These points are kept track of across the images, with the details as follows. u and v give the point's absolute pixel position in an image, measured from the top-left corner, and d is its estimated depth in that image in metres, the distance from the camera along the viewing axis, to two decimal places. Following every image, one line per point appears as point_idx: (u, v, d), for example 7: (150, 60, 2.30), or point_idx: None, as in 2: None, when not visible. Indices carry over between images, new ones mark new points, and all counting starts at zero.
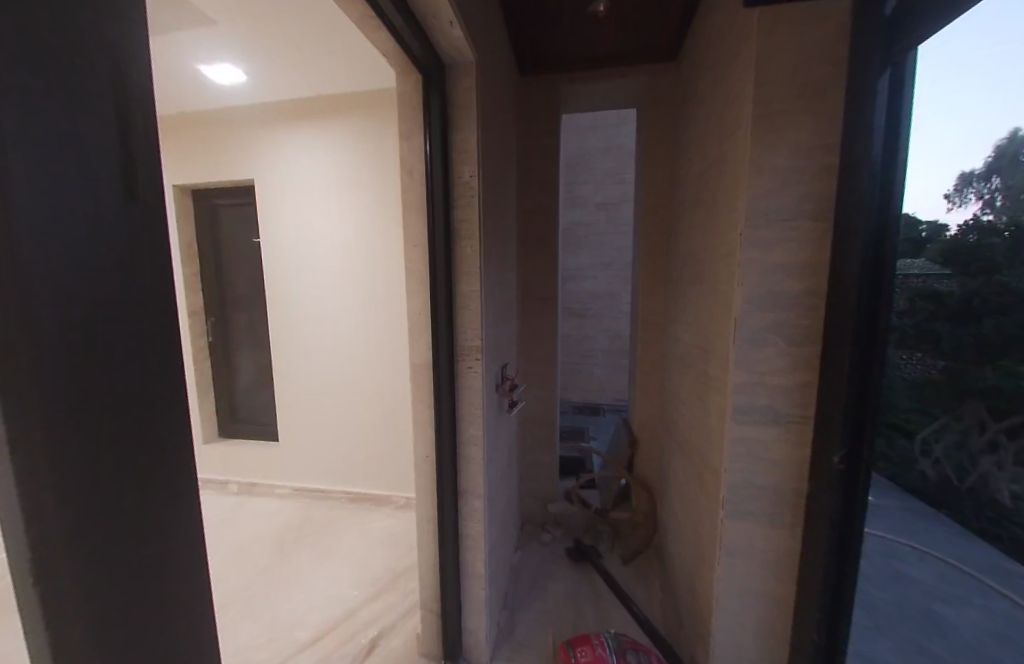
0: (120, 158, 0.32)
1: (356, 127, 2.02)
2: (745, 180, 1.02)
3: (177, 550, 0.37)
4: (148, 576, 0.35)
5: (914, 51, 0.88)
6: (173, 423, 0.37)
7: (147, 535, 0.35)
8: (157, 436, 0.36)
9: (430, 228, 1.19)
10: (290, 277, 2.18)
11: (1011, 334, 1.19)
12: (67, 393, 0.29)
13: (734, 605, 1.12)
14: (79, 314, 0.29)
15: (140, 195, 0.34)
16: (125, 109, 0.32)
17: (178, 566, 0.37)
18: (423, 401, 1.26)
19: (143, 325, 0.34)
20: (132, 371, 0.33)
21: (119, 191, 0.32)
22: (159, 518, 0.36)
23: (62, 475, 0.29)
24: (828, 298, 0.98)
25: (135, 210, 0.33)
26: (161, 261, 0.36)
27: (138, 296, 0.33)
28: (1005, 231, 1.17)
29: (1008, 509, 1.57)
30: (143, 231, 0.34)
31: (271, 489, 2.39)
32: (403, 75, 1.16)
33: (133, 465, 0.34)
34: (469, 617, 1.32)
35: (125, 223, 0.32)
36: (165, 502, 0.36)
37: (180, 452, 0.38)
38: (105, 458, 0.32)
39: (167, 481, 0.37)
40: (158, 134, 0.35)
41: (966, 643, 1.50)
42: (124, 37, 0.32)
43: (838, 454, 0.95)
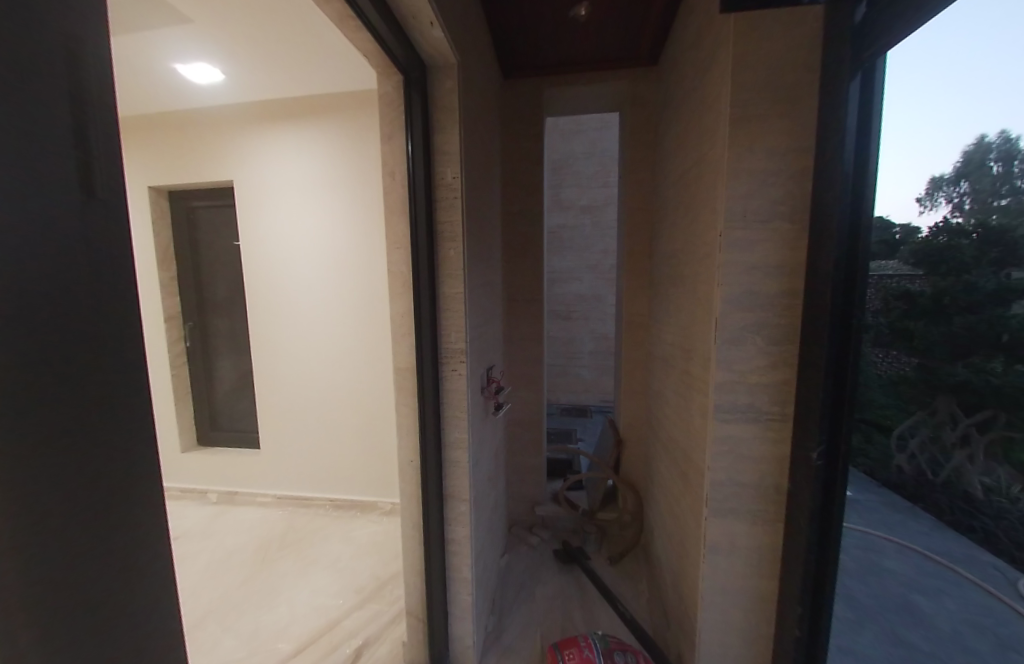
0: (76, 154, 0.30)
1: (338, 128, 2.00)
2: (724, 182, 1.04)
3: (144, 555, 0.36)
4: (113, 588, 0.33)
5: (882, 57, 0.91)
6: (136, 428, 0.35)
7: (110, 544, 0.33)
8: (121, 441, 0.34)
9: (412, 229, 1.18)
10: (271, 281, 2.14)
11: (976, 331, 1.25)
12: (28, 399, 0.27)
13: (719, 603, 1.13)
14: (39, 313, 0.28)
15: (98, 193, 0.32)
16: (85, 105, 0.30)
17: (144, 572, 0.36)
18: (406, 406, 1.24)
19: (93, 327, 0.32)
20: (90, 375, 0.32)
21: (76, 188, 0.30)
22: (121, 525, 0.34)
23: (25, 485, 0.27)
24: (805, 297, 1.00)
25: (93, 208, 0.32)
26: (124, 258, 0.34)
27: (88, 296, 0.32)
28: (973, 232, 1.22)
29: (979, 500, 1.68)
30: (102, 229, 0.33)
31: (253, 497, 2.33)
32: (383, 76, 1.14)
33: (95, 471, 0.32)
34: (455, 622, 1.30)
35: (80, 221, 0.31)
36: (127, 509, 0.35)
37: (144, 456, 0.36)
38: (65, 467, 0.30)
39: (130, 487, 0.35)
40: (119, 131, 0.33)
41: (943, 633, 1.53)
42: (80, 29, 0.31)
43: (816, 449, 0.97)
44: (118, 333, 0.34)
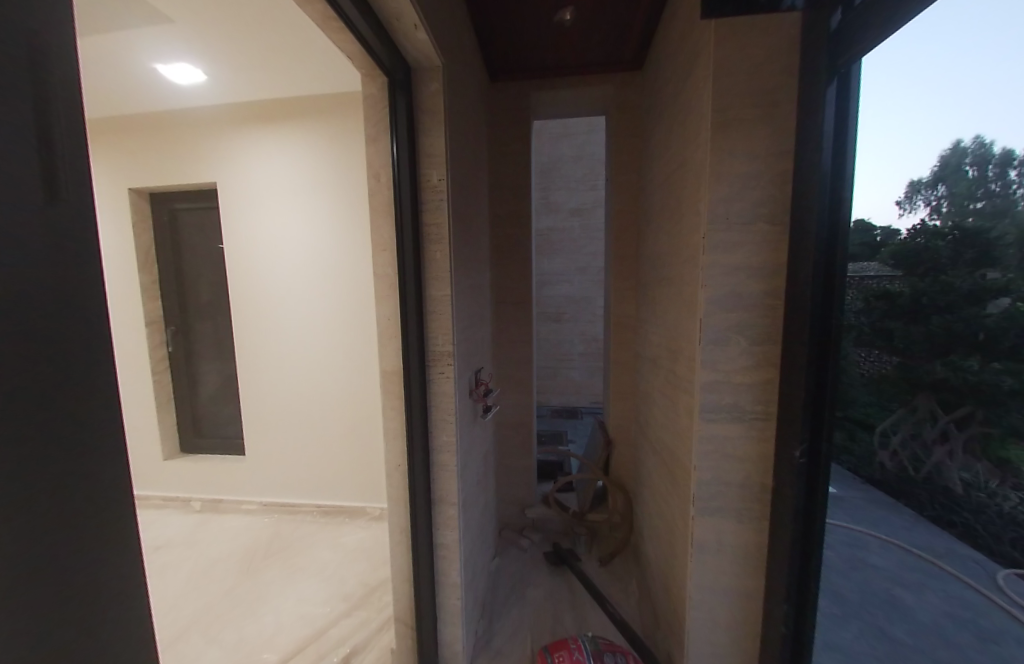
0: (38, 155, 0.29)
1: (323, 130, 1.98)
2: (707, 185, 1.05)
3: (113, 570, 0.34)
4: (83, 607, 0.32)
5: (858, 64, 0.93)
6: (104, 438, 0.34)
7: (79, 559, 0.32)
8: (90, 453, 0.33)
9: (398, 231, 1.17)
10: (255, 283, 2.11)
11: (945, 332, 1.62)
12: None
13: (706, 602, 1.13)
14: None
15: (63, 196, 0.31)
16: (48, 102, 0.29)
17: (111, 588, 0.34)
18: (393, 410, 1.23)
19: (63, 333, 0.31)
20: (58, 384, 0.31)
21: (38, 191, 0.29)
22: (91, 539, 0.33)
23: None
24: (787, 298, 1.02)
25: (58, 212, 0.31)
26: (87, 259, 0.33)
27: (56, 300, 0.30)
28: (947, 235, 1.52)
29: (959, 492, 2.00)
30: (66, 234, 0.32)
31: (238, 505, 2.28)
32: (368, 79, 1.14)
33: (62, 483, 0.31)
34: (444, 628, 1.29)
35: (44, 224, 0.30)
36: (96, 522, 0.33)
37: (113, 468, 0.35)
38: (29, 480, 0.29)
39: (100, 499, 0.34)
40: (84, 131, 0.32)
41: (925, 627, 1.56)
42: (42, 25, 0.29)
43: (799, 448, 0.98)
44: (80, 338, 0.32)
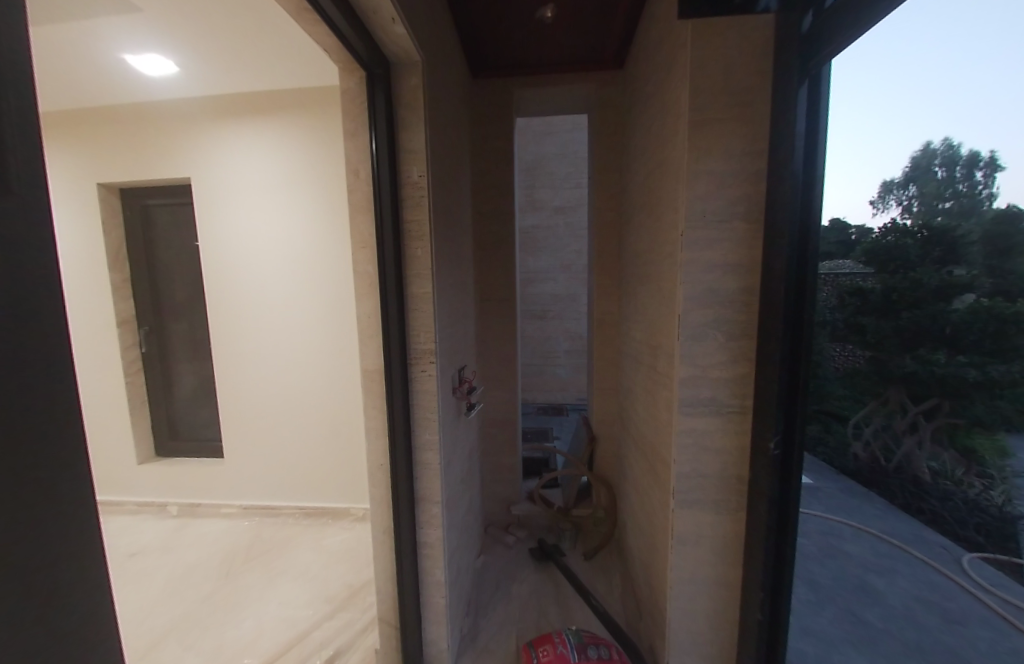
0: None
1: (300, 125, 1.94)
2: (684, 184, 1.07)
3: (78, 589, 0.32)
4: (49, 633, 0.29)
5: (828, 65, 0.96)
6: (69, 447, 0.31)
7: (43, 579, 0.29)
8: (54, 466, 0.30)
9: (377, 228, 1.15)
10: (232, 282, 2.06)
11: (966, 334, 2.21)
12: None
13: (687, 592, 1.15)
14: None
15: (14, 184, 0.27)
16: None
17: (79, 608, 0.32)
18: (375, 408, 1.22)
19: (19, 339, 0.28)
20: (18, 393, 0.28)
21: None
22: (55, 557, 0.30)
23: None
24: (761, 293, 1.05)
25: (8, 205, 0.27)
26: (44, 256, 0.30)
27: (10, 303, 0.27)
28: (916, 233, 2.24)
29: (926, 482, 2.46)
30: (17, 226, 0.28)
31: (218, 508, 2.23)
32: (346, 73, 1.12)
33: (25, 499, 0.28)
34: (429, 626, 1.29)
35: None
36: (64, 536, 0.31)
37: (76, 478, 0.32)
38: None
39: (63, 513, 0.31)
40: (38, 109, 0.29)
41: (896, 610, 1.62)
42: None
43: (773, 439, 1.01)
44: (40, 342, 0.29)
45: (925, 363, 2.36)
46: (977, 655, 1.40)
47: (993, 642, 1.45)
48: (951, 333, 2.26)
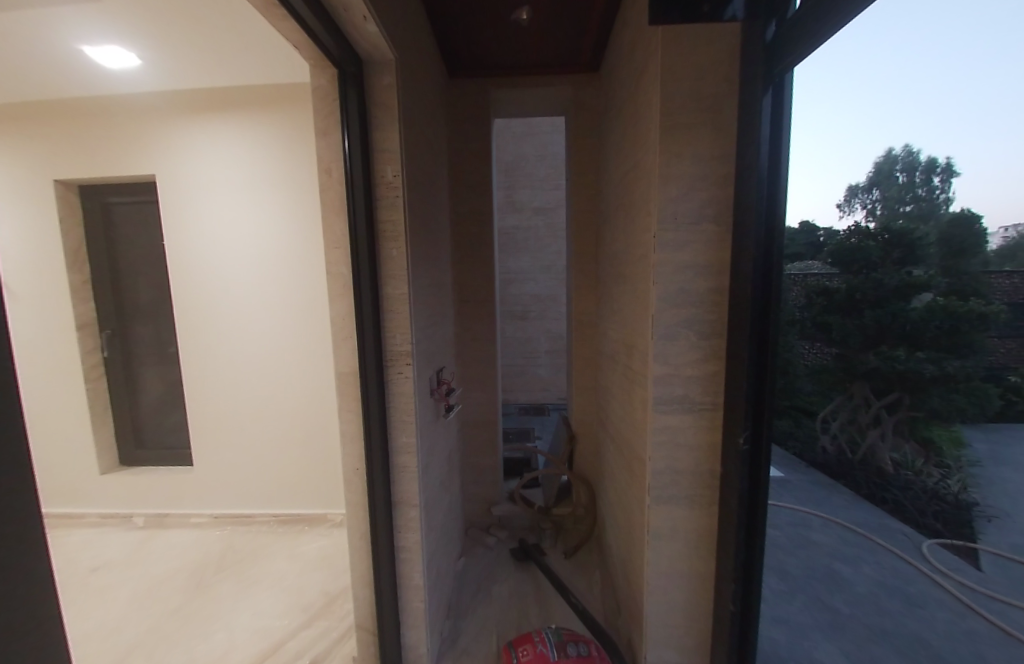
0: None
1: (268, 123, 1.90)
2: (656, 186, 1.09)
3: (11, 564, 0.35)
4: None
5: (791, 73, 0.99)
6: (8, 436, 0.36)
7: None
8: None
9: (351, 229, 1.13)
10: (200, 286, 1.99)
11: (927, 330, 2.53)
12: None
13: (663, 586, 1.18)
14: None
15: None
16: None
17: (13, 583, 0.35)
18: (350, 412, 1.20)
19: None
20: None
21: None
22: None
23: None
24: (730, 294, 1.07)
25: None
26: None
27: None
28: (875, 237, 2.72)
29: (889, 473, 2.66)
30: None
31: (188, 518, 2.15)
32: (317, 70, 1.10)
33: None
34: (407, 631, 1.27)
35: None
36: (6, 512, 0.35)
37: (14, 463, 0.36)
38: None
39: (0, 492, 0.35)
40: None
41: (860, 596, 1.69)
42: None
43: (743, 434, 1.03)
44: None
45: (887, 362, 2.65)
46: (934, 636, 1.48)
47: (949, 624, 1.54)
48: (910, 331, 2.57)
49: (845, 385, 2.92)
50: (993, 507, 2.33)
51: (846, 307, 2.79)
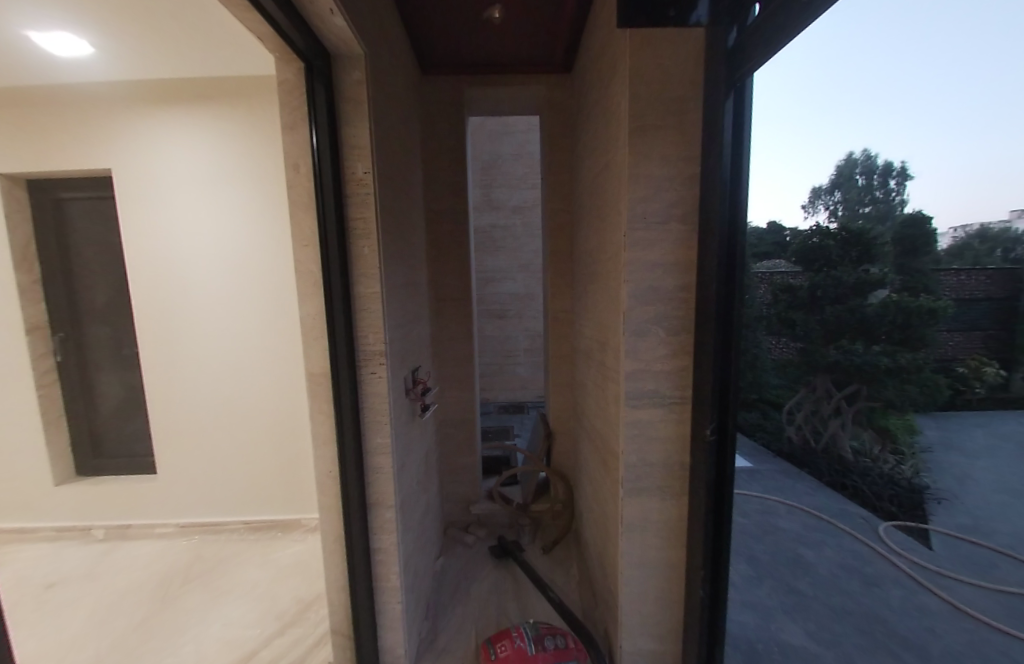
0: None
1: (230, 116, 1.83)
2: (626, 186, 1.11)
3: None
4: None
5: (751, 78, 1.03)
6: None
7: None
8: None
9: (321, 226, 1.11)
10: (161, 286, 1.91)
11: (881, 325, 2.68)
12: None
13: (637, 576, 1.21)
14: None
15: None
16: None
17: None
18: (323, 414, 1.17)
19: None
20: None
21: None
22: None
23: None
24: (696, 292, 1.11)
25: None
26: None
27: None
28: (835, 236, 2.86)
29: (849, 460, 2.81)
30: None
31: (152, 528, 2.06)
32: (282, 63, 1.06)
33: None
34: (385, 633, 1.26)
35: None
36: None
37: None
38: None
39: None
40: None
41: (822, 577, 1.78)
42: None
43: (710, 427, 1.07)
44: None
45: (846, 355, 2.80)
46: (890, 612, 1.57)
47: (904, 600, 1.64)
48: (867, 326, 2.73)
49: (809, 378, 3.07)
50: (941, 490, 2.52)
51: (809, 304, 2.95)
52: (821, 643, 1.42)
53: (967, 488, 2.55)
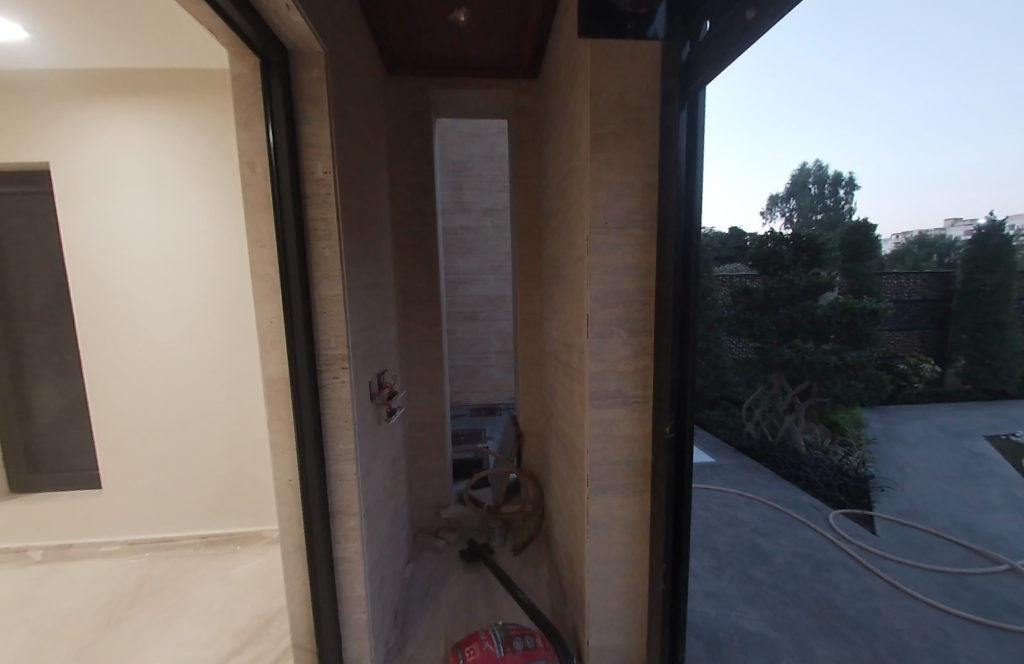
0: None
1: (181, 112, 1.75)
2: (588, 192, 1.14)
3: None
4: None
5: (703, 91, 1.08)
6: None
7: None
8: None
9: (278, 226, 1.07)
10: (105, 287, 1.79)
11: (829, 324, 2.86)
12: None
13: (603, 573, 1.23)
14: None
15: None
16: None
17: None
18: (282, 421, 1.13)
19: None
20: None
21: None
22: None
23: None
24: (655, 294, 1.15)
25: None
26: None
27: None
28: (787, 242, 3.04)
29: (802, 453, 2.97)
30: None
31: (98, 547, 1.92)
32: (236, 56, 1.02)
33: None
34: (350, 643, 1.23)
35: None
36: None
37: None
38: None
39: None
40: None
41: (778, 565, 1.87)
42: None
43: (668, 424, 1.11)
44: None
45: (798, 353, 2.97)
46: (838, 595, 1.68)
47: (851, 583, 1.75)
48: (817, 326, 2.91)
49: (766, 376, 3.24)
50: (885, 478, 2.71)
51: (765, 306, 3.12)
52: (776, 627, 1.49)
53: (907, 475, 2.76)
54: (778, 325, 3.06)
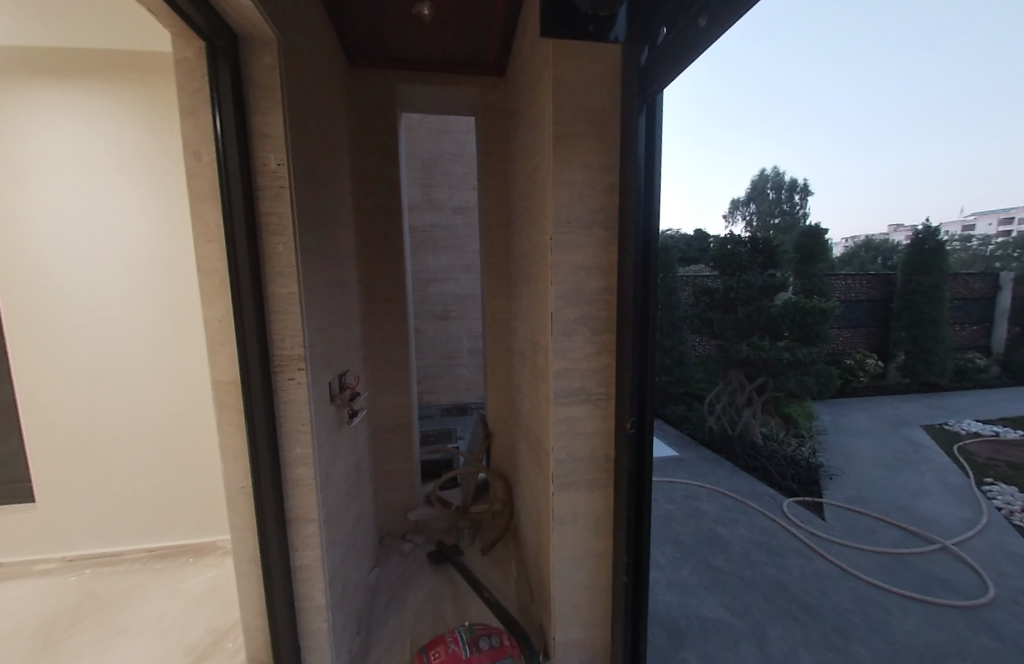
0: None
1: (119, 97, 1.63)
2: (551, 193, 1.15)
3: None
4: None
5: (661, 96, 1.10)
6: None
7: None
8: None
9: (227, 222, 1.02)
10: (31, 283, 1.64)
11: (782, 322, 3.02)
12: None
13: (569, 568, 1.25)
14: None
15: None
16: None
17: None
18: (233, 425, 1.08)
19: None
20: None
21: None
22: None
23: None
24: (616, 294, 1.17)
25: None
26: None
27: None
28: (745, 243, 3.19)
29: (759, 444, 3.13)
30: None
31: (28, 567, 1.75)
32: (179, 39, 0.96)
33: None
34: (310, 652, 1.19)
35: None
36: None
37: None
38: None
39: None
40: None
41: (737, 552, 1.96)
42: None
43: (629, 421, 1.13)
44: None
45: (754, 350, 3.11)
46: (790, 578, 1.77)
47: (803, 567, 1.86)
48: (771, 323, 3.07)
49: (726, 372, 3.39)
50: (833, 467, 2.90)
51: (725, 305, 3.26)
52: (734, 613, 1.56)
53: (852, 463, 2.97)
54: (737, 323, 3.21)
